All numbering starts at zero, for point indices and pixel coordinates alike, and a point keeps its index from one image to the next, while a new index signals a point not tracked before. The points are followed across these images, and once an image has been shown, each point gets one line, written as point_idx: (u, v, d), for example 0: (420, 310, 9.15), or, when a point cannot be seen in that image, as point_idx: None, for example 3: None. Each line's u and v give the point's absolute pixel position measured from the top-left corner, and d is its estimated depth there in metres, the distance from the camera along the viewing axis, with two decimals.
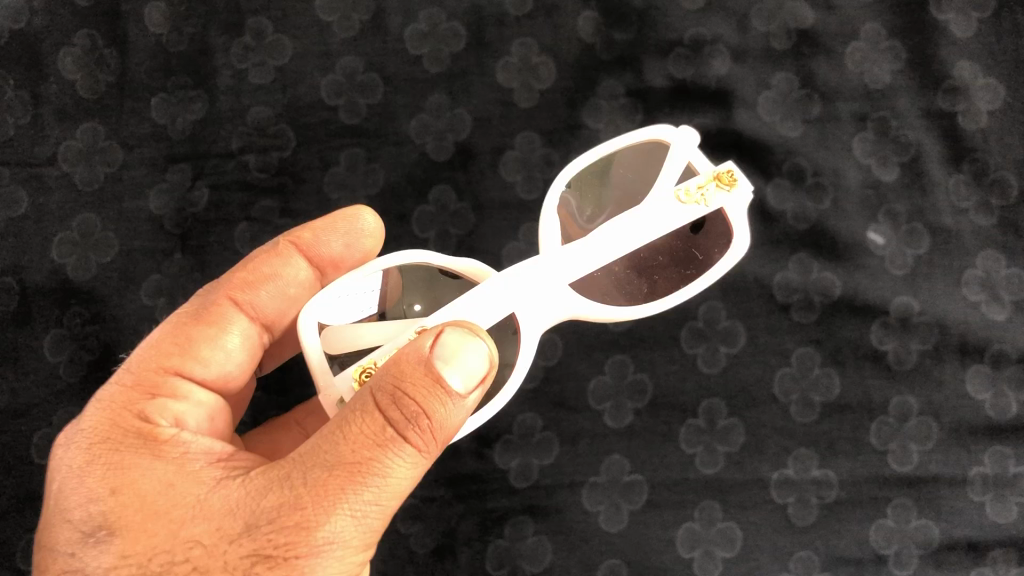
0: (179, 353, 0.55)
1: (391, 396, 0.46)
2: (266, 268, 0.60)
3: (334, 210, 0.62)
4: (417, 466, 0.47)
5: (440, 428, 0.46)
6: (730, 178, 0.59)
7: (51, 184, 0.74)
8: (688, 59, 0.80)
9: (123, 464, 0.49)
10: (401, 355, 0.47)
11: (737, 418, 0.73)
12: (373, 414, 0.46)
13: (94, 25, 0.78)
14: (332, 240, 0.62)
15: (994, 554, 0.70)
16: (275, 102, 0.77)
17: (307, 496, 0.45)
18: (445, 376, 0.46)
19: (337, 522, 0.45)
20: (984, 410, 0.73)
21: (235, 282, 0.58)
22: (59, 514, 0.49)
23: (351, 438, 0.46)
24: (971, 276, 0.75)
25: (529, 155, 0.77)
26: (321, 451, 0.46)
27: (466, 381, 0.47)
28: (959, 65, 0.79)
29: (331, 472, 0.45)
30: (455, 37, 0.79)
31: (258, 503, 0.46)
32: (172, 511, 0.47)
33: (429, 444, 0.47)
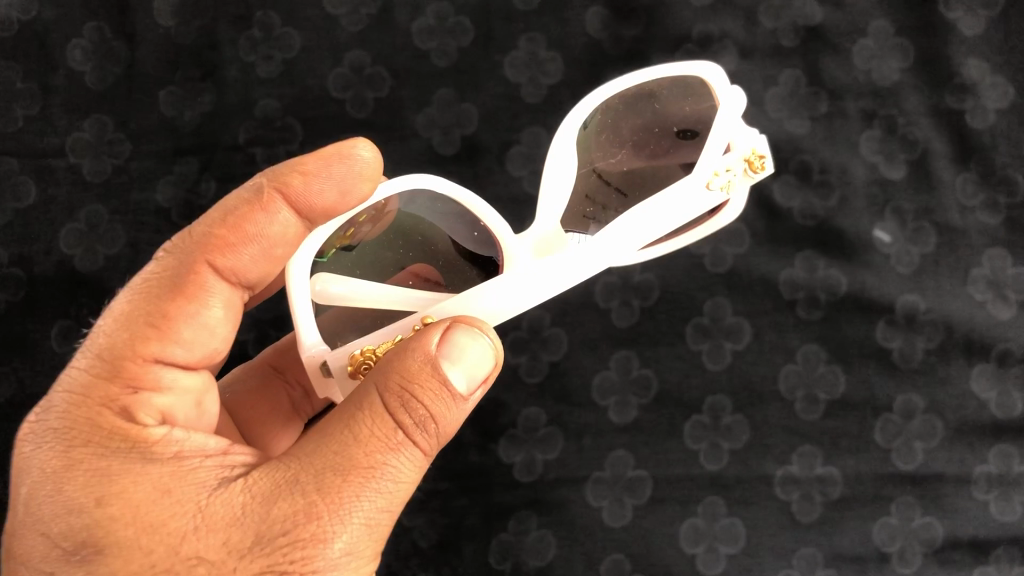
0: (158, 337, 0.48)
1: (400, 399, 0.44)
2: (249, 228, 0.51)
3: (326, 148, 0.51)
4: (422, 469, 0.46)
5: (447, 430, 0.46)
6: (760, 165, 0.56)
7: (59, 175, 0.75)
8: (696, 55, 0.80)
9: (111, 472, 0.44)
10: (407, 353, 0.45)
11: (742, 415, 0.73)
12: (382, 416, 0.44)
13: (103, 17, 0.78)
14: (325, 187, 0.51)
15: (998, 552, 0.70)
16: (283, 95, 0.77)
17: (321, 504, 0.43)
18: (452, 377, 0.45)
19: (351, 532, 0.43)
20: (989, 408, 0.73)
21: (213, 247, 0.50)
22: (34, 525, 0.44)
23: (361, 442, 0.44)
24: (977, 274, 0.75)
25: (536, 149, 0.77)
26: (330, 453, 0.43)
27: (468, 379, 0.46)
28: (968, 63, 0.79)
29: (344, 478, 0.43)
30: (463, 32, 0.79)
31: (267, 511, 0.43)
32: (170, 524, 0.43)
33: (434, 446, 0.46)
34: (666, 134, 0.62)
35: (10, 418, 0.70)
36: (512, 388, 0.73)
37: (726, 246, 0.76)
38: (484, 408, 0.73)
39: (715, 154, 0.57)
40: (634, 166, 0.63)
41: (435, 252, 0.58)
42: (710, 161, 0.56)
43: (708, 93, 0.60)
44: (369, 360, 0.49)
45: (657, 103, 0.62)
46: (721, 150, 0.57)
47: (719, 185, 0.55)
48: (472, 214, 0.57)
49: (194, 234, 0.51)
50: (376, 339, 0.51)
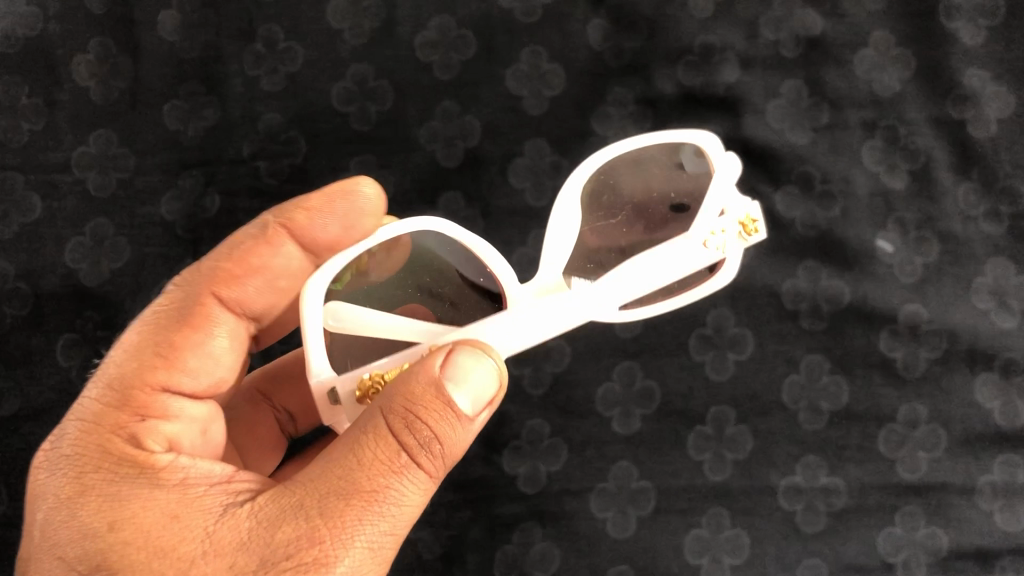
0: (166, 364, 0.50)
1: (404, 420, 0.44)
2: (253, 261, 0.55)
3: (330, 187, 0.56)
4: (427, 490, 0.46)
5: (452, 451, 0.46)
6: (754, 227, 0.58)
7: (65, 190, 0.75)
8: (697, 67, 0.80)
9: (121, 497, 0.45)
10: (411, 375, 0.45)
11: (746, 425, 0.73)
12: (386, 438, 0.44)
13: (108, 32, 0.78)
14: (328, 223, 0.57)
15: (1003, 563, 0.70)
16: (287, 109, 0.78)
17: (324, 528, 0.43)
18: (457, 399, 0.45)
19: (356, 556, 0.43)
20: (994, 418, 0.73)
21: (218, 279, 0.54)
22: (47, 551, 0.44)
23: (365, 464, 0.44)
24: (980, 283, 0.75)
25: (539, 161, 0.78)
26: (335, 478, 0.44)
27: (474, 401, 0.46)
28: (969, 73, 0.79)
29: (347, 502, 0.43)
30: (465, 44, 0.79)
31: (271, 536, 0.43)
32: (179, 549, 0.43)
33: (439, 468, 0.46)
34: (661, 198, 0.61)
35: (15, 432, 0.70)
36: (515, 400, 0.73)
37: None
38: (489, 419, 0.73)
39: (709, 217, 0.59)
40: (632, 229, 0.61)
41: (445, 295, 0.58)
42: (706, 222, 0.58)
43: (703, 160, 0.60)
44: (377, 385, 0.50)
45: (654, 168, 0.62)
46: (715, 214, 0.59)
47: (714, 245, 0.57)
48: (478, 260, 0.57)
49: (202, 269, 0.55)
50: (386, 365, 0.52)
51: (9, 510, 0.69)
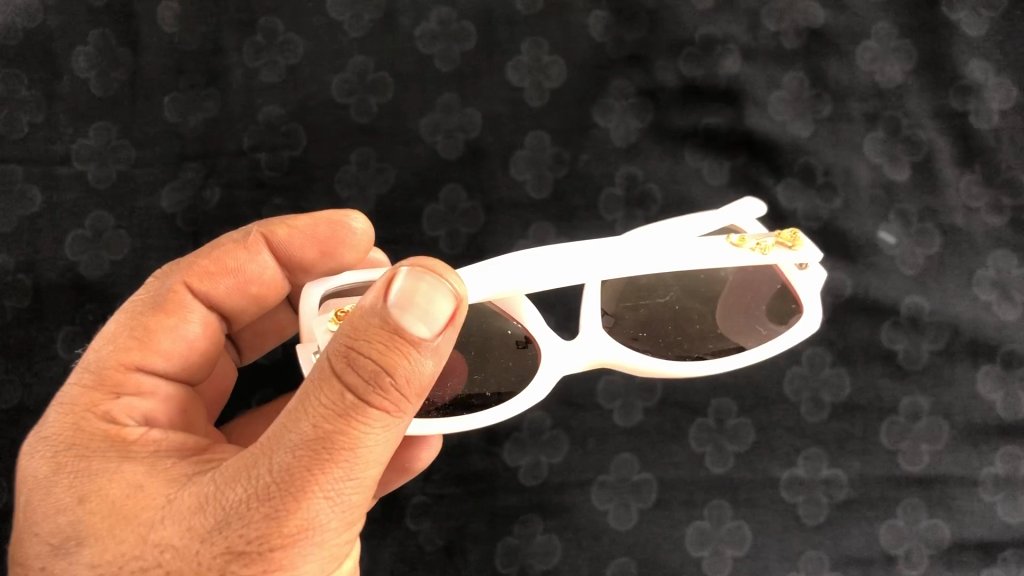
0: (139, 348, 0.54)
1: (348, 359, 0.42)
2: (230, 262, 0.58)
3: (319, 213, 0.60)
4: (388, 431, 0.44)
5: (407, 387, 0.43)
6: (793, 237, 0.57)
7: (64, 183, 0.75)
8: (699, 58, 0.80)
9: (91, 471, 0.47)
10: (357, 311, 0.43)
11: (748, 417, 0.73)
12: (332, 383, 0.43)
13: (107, 24, 0.78)
14: (305, 238, 0.60)
15: (1005, 555, 0.70)
16: (287, 101, 0.77)
17: (274, 483, 0.42)
18: (407, 326, 0.42)
19: (311, 507, 0.42)
20: (996, 410, 0.73)
21: (194, 273, 0.57)
22: (27, 528, 0.47)
23: (312, 413, 0.43)
24: (982, 275, 0.75)
25: (539, 154, 0.77)
26: (284, 431, 0.43)
27: (429, 328, 0.43)
28: (971, 64, 0.78)
29: (295, 454, 0.42)
30: (465, 36, 0.79)
31: (226, 498, 0.43)
32: (142, 515, 0.45)
33: (396, 405, 0.43)
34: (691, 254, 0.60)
35: (14, 425, 0.70)
36: None
37: None
38: None
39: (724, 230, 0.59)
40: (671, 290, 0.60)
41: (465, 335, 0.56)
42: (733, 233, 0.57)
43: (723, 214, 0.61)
44: None
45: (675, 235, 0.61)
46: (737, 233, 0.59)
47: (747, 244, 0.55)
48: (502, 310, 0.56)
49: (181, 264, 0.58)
50: None
51: (10, 503, 0.69)
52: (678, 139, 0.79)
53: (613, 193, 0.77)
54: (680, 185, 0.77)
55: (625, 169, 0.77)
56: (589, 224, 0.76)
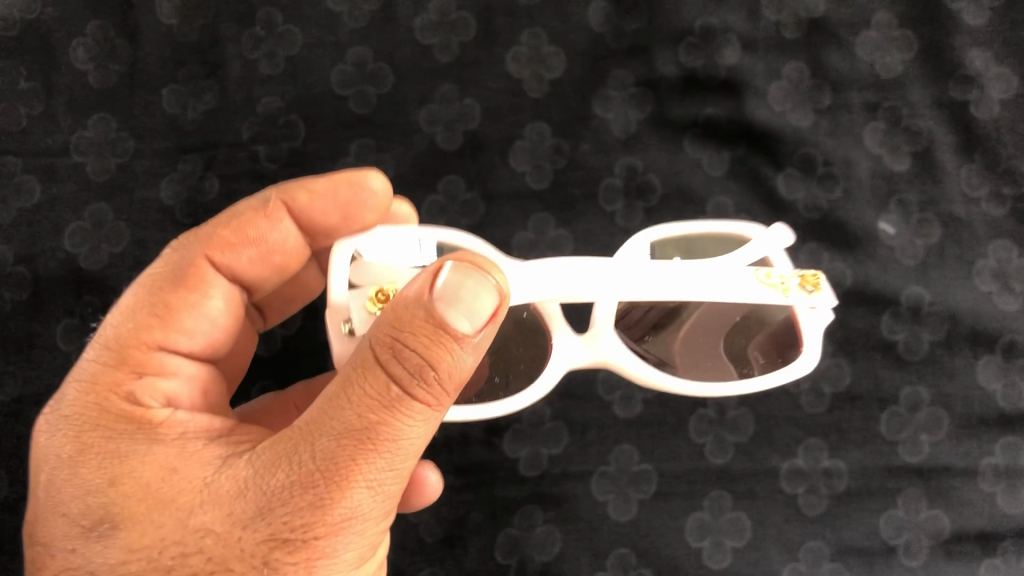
0: (161, 325, 0.53)
1: (392, 349, 0.43)
2: (251, 231, 0.57)
3: (340, 174, 0.59)
4: (428, 422, 0.45)
5: (450, 379, 0.43)
6: (814, 281, 0.55)
7: (63, 175, 0.75)
8: (698, 49, 0.79)
9: (121, 453, 0.47)
10: (402, 303, 0.43)
11: (747, 408, 0.73)
12: (376, 372, 0.43)
13: (106, 16, 0.78)
14: (326, 206, 0.59)
15: (1005, 545, 0.70)
16: (286, 93, 0.77)
17: (318, 471, 0.43)
18: (453, 320, 0.42)
19: (354, 497, 0.43)
20: (996, 400, 0.72)
21: (214, 244, 0.55)
22: (53, 508, 0.47)
23: (355, 402, 0.43)
24: (983, 265, 0.75)
25: (539, 145, 0.77)
26: (327, 419, 0.43)
27: (472, 323, 0.43)
28: (972, 54, 0.78)
29: (339, 442, 0.43)
30: (465, 27, 0.79)
31: (267, 483, 0.44)
32: (179, 498, 0.45)
33: (439, 397, 0.44)
34: None
35: (14, 417, 0.70)
36: None
37: None
38: None
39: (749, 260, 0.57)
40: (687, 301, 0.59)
41: None
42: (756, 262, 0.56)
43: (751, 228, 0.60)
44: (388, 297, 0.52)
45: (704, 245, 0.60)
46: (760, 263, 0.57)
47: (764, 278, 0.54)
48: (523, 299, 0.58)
49: (200, 232, 0.56)
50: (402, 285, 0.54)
51: (10, 494, 0.69)
52: (678, 129, 0.78)
53: (612, 184, 0.77)
54: (680, 176, 0.77)
55: (625, 160, 0.77)
56: (589, 215, 0.76)
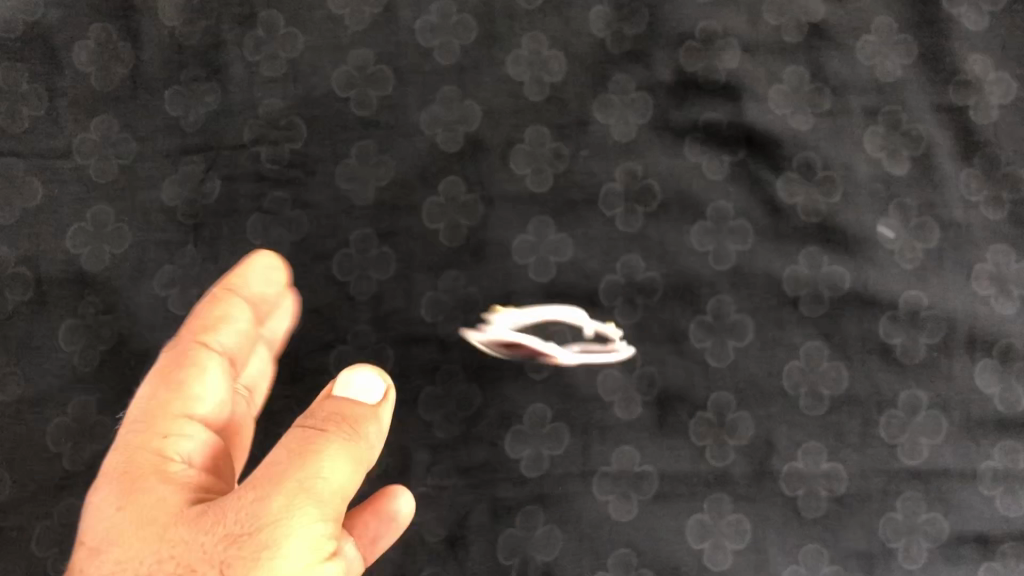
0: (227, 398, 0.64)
1: (304, 433, 0.51)
2: (216, 313, 0.61)
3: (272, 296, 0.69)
4: (344, 468, 0.50)
5: (355, 435, 0.52)
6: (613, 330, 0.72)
7: (66, 176, 0.75)
8: (699, 52, 0.80)
9: (139, 489, 0.50)
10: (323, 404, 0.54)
11: (747, 411, 0.73)
12: (297, 434, 0.51)
13: (108, 18, 0.78)
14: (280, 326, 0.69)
15: (1004, 548, 0.70)
16: (288, 95, 0.78)
17: (262, 508, 0.48)
18: (365, 386, 0.55)
19: (301, 527, 0.48)
20: (994, 403, 0.73)
21: (198, 329, 0.59)
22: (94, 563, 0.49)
23: (281, 456, 0.50)
24: (982, 269, 0.75)
25: (539, 148, 0.78)
26: (259, 473, 0.49)
27: (370, 394, 0.54)
28: (971, 59, 0.79)
29: (275, 485, 0.48)
30: (466, 30, 0.79)
31: (232, 519, 0.48)
32: (172, 534, 0.48)
33: (352, 447, 0.51)
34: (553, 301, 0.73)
35: (17, 418, 0.70)
36: (518, 385, 0.73)
37: (730, 244, 0.76)
38: (490, 405, 0.72)
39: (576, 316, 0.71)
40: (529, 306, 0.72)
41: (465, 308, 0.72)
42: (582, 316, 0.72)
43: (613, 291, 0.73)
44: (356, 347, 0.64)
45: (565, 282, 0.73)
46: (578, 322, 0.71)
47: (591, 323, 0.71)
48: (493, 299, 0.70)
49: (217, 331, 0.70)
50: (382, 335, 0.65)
51: (13, 495, 0.69)
52: (678, 133, 0.79)
53: (613, 187, 0.77)
54: (680, 179, 0.77)
55: (625, 164, 0.78)
56: (589, 219, 0.76)
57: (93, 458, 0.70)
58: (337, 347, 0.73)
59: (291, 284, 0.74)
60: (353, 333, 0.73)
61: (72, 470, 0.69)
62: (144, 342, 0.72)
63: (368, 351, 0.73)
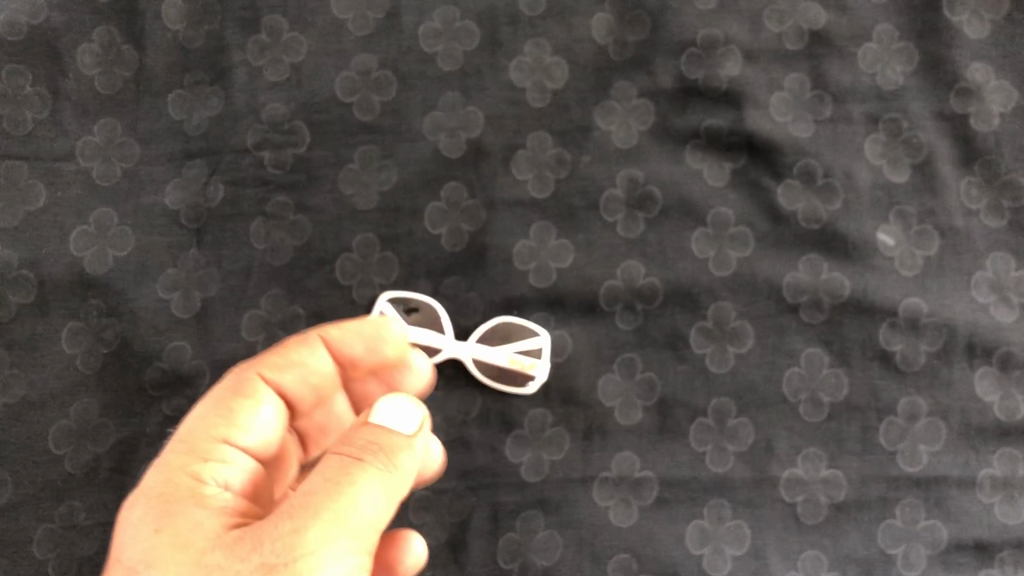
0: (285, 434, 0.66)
1: (343, 458, 0.50)
2: (293, 355, 0.62)
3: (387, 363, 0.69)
4: (379, 499, 0.49)
5: (392, 465, 0.51)
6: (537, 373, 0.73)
7: (69, 179, 0.75)
8: (701, 59, 0.80)
9: (174, 510, 0.50)
10: (362, 430, 0.52)
11: (747, 417, 0.73)
12: (332, 460, 0.50)
13: (112, 22, 0.78)
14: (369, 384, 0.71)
15: (1003, 555, 0.70)
16: (291, 99, 0.78)
17: (295, 535, 0.47)
18: (406, 416, 0.54)
19: (331, 561, 0.47)
20: (994, 411, 0.73)
21: (265, 360, 0.60)
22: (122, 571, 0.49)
23: (319, 483, 0.49)
24: (981, 277, 0.75)
25: (541, 154, 0.78)
26: (293, 500, 0.48)
27: (410, 425, 0.54)
28: (972, 67, 0.79)
29: (311, 514, 0.47)
30: (469, 35, 0.79)
31: (264, 546, 0.47)
32: (203, 558, 0.48)
33: (389, 476, 0.50)
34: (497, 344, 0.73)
35: (19, 420, 0.70)
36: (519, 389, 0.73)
37: (730, 251, 0.76)
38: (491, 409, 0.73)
39: (503, 351, 0.72)
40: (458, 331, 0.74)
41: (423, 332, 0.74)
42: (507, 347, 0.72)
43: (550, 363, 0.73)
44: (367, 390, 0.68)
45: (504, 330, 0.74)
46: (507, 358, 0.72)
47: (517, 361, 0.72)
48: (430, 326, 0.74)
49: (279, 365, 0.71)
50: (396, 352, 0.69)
51: (15, 496, 0.69)
52: (679, 140, 0.79)
53: (614, 193, 0.77)
54: (681, 186, 0.78)
55: (626, 170, 0.78)
56: (590, 224, 0.77)
57: (95, 460, 0.70)
58: None
59: (293, 287, 0.74)
60: None
61: (74, 472, 0.70)
62: (147, 344, 0.72)
63: None
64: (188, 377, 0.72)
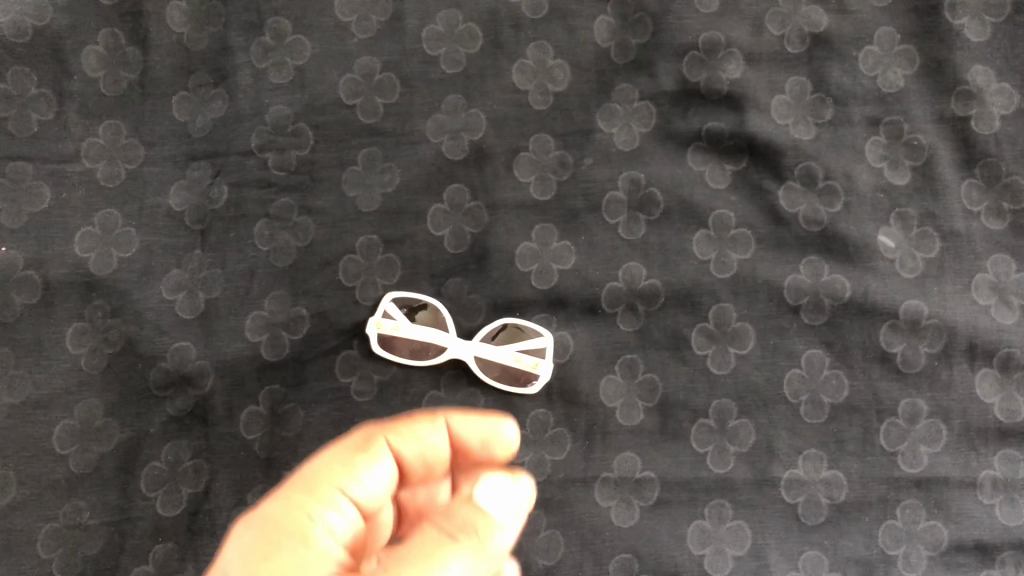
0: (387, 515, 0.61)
1: (445, 535, 0.48)
2: (415, 424, 0.59)
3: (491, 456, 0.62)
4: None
5: (489, 553, 0.49)
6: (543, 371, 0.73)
7: (74, 180, 0.76)
8: (702, 62, 0.80)
9: (274, 548, 0.48)
10: (468, 506, 0.51)
11: (748, 418, 0.73)
12: (437, 536, 0.48)
13: (117, 24, 0.79)
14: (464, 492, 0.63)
15: (1003, 556, 0.71)
16: (295, 101, 0.78)
17: None
18: (510, 500, 0.53)
19: None
20: (995, 412, 0.73)
21: (394, 427, 0.58)
22: None
23: (419, 555, 0.47)
24: (982, 279, 0.76)
25: (543, 156, 0.78)
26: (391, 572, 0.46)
27: (511, 510, 0.52)
28: (972, 70, 0.79)
29: None
30: (472, 38, 0.80)
31: None
32: None
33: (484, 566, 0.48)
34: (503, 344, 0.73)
35: (23, 420, 0.71)
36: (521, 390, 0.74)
37: (731, 253, 0.77)
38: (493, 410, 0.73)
39: (510, 349, 0.73)
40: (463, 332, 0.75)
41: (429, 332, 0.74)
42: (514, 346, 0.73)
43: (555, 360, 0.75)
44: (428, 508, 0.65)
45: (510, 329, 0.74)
46: (514, 356, 0.73)
47: (524, 359, 0.73)
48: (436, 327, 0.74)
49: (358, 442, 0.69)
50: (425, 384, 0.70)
51: (19, 496, 0.69)
52: (680, 143, 0.79)
53: (616, 195, 0.78)
54: (682, 188, 0.78)
55: (628, 172, 0.78)
56: (592, 226, 0.77)
57: (100, 459, 0.71)
58: (342, 351, 0.74)
59: (297, 288, 0.75)
60: (358, 338, 0.74)
61: (78, 471, 0.70)
62: (153, 345, 0.73)
63: (372, 355, 0.74)
64: (192, 377, 0.73)
